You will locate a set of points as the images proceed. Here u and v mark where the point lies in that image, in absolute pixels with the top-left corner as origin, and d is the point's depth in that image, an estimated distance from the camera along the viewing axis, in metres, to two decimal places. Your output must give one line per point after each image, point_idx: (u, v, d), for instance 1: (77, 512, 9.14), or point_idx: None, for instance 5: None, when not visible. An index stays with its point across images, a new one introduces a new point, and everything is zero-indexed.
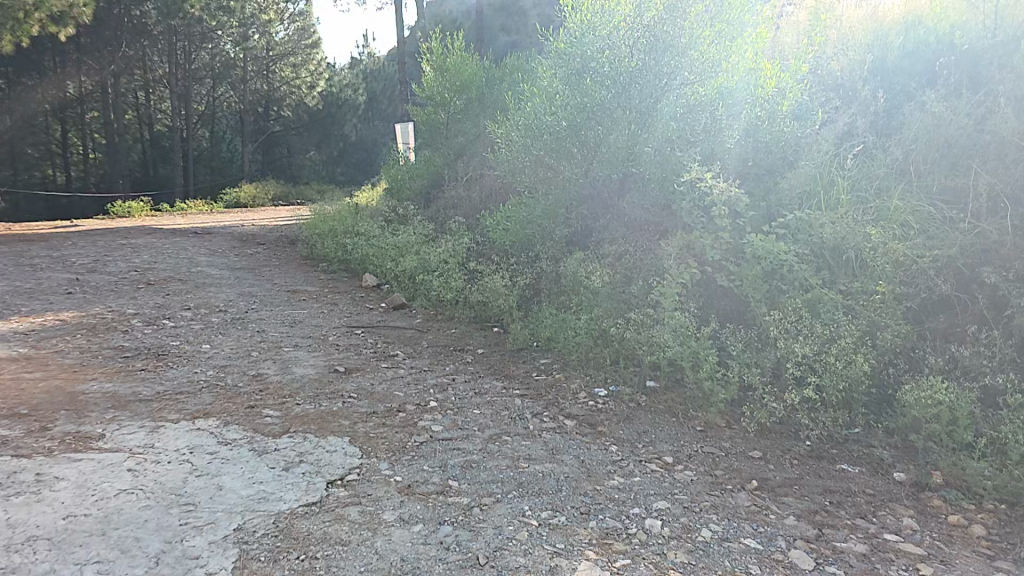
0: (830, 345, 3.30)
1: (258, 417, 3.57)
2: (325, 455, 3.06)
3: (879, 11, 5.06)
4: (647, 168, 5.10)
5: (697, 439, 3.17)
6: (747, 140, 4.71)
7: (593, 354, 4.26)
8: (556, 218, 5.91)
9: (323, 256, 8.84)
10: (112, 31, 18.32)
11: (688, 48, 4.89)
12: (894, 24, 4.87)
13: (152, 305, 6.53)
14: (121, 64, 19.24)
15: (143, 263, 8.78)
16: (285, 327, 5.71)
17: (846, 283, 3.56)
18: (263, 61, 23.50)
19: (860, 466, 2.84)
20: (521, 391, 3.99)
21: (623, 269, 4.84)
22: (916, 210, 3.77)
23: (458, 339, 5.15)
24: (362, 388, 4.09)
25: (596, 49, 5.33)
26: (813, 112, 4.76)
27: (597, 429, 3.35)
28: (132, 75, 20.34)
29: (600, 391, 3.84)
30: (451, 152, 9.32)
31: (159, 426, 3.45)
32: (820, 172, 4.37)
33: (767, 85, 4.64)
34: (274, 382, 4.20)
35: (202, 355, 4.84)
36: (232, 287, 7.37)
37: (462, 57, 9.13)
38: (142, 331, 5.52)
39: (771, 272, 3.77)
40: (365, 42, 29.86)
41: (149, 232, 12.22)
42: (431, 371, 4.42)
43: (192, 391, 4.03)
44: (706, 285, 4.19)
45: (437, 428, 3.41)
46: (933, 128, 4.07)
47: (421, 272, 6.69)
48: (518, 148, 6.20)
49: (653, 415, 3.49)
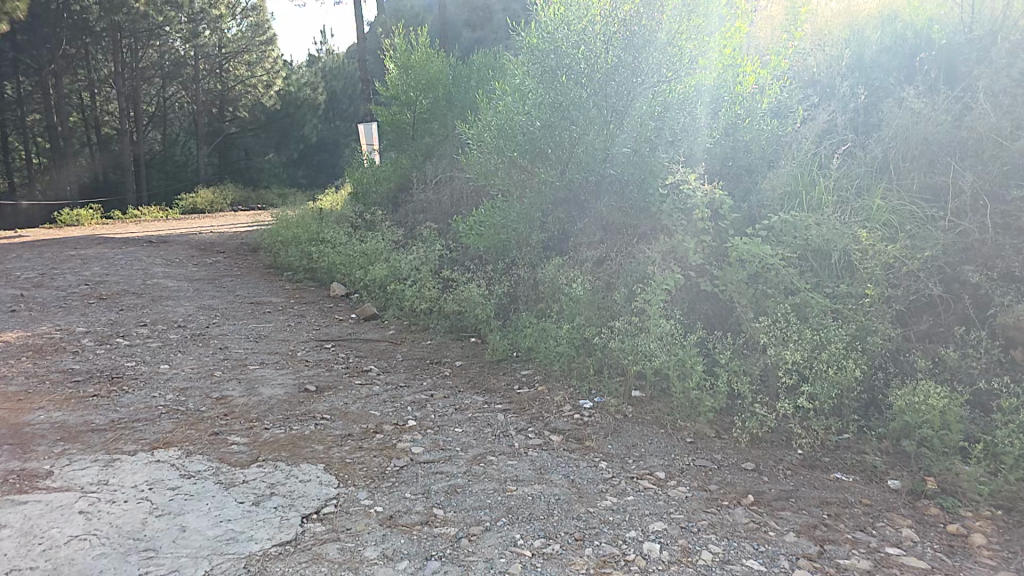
0: (820, 350, 3.28)
1: (224, 445, 3.35)
2: (299, 486, 2.86)
3: (854, 6, 5.34)
4: (626, 169, 5.05)
5: (687, 452, 3.10)
6: (727, 138, 4.85)
7: (575, 364, 4.19)
8: (532, 222, 5.78)
9: (287, 265, 8.56)
10: (49, 28, 17.36)
11: (666, 43, 4.80)
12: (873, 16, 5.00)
13: (105, 321, 6.17)
14: (62, 62, 18.51)
15: (94, 276, 8.33)
16: (250, 342, 5.45)
17: (833, 286, 3.58)
18: (214, 59, 23.26)
19: (854, 475, 2.81)
20: (504, 405, 3.88)
21: (604, 276, 4.77)
22: (899, 212, 3.88)
23: (435, 351, 5.00)
24: (336, 408, 3.90)
25: (571, 45, 5.20)
26: (793, 109, 4.92)
27: (585, 444, 3.26)
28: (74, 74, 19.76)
29: (585, 403, 3.78)
30: (418, 155, 9.11)
31: (114, 459, 3.19)
32: (801, 172, 4.50)
33: (746, 83, 4.71)
34: (240, 405, 3.96)
35: (160, 377, 4.56)
36: (191, 300, 7.04)
37: (427, 54, 8.95)
38: (94, 352, 5.19)
39: (756, 276, 3.75)
40: (324, 40, 29.27)
41: (101, 242, 11.64)
42: (408, 387, 4.25)
43: (150, 418, 3.76)
44: (689, 291, 4.15)
45: (417, 449, 3.25)
46: (912, 124, 4.18)
47: (392, 280, 6.51)
48: (494, 149, 6.06)
49: (641, 427, 3.43)
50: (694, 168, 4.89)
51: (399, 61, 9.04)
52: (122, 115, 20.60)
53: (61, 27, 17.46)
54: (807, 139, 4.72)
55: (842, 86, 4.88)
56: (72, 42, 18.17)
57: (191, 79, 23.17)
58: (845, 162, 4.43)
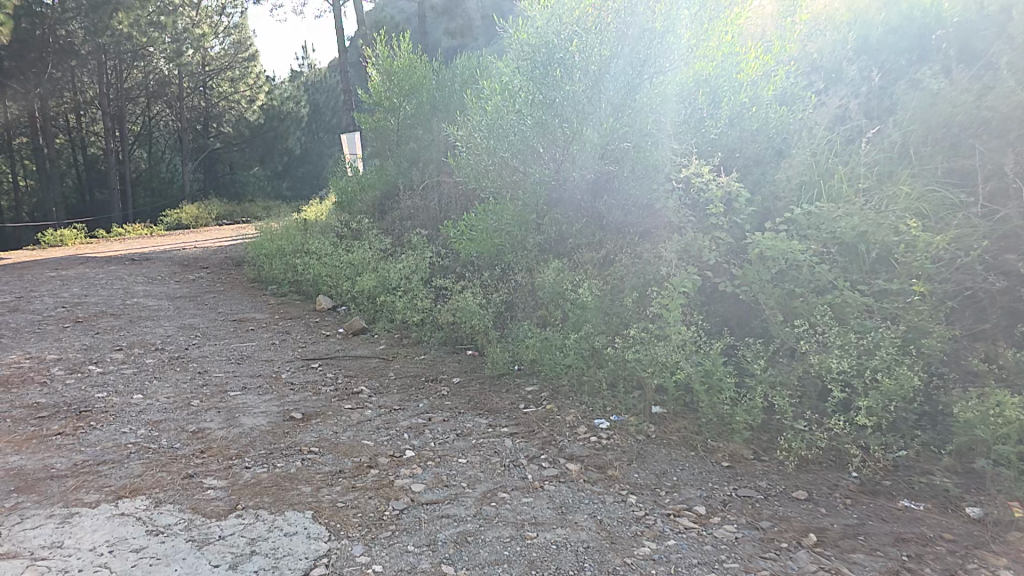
0: (869, 357, 2.90)
1: (197, 491, 2.93)
2: (284, 542, 2.45)
3: None
4: (630, 171, 4.66)
5: (725, 479, 2.72)
6: (732, 129, 4.34)
7: (585, 378, 3.81)
8: (529, 225, 5.40)
9: (272, 278, 8.12)
10: (36, 53, 16.59)
11: (665, 32, 4.42)
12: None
13: (78, 347, 5.71)
14: (49, 86, 17.83)
15: (72, 298, 7.87)
16: (231, 365, 5.02)
17: (871, 283, 3.19)
18: (200, 76, 22.86)
19: (923, 503, 2.47)
20: (510, 428, 3.48)
21: (611, 280, 4.36)
22: (927, 198, 3.48)
23: (430, 368, 4.59)
24: (323, 439, 3.48)
25: (563, 37, 4.90)
26: (802, 95, 4.33)
27: (608, 472, 2.88)
28: (62, 97, 19.20)
29: (601, 423, 3.40)
30: (403, 160, 8.67)
31: (72, 514, 2.76)
32: (814, 160, 3.99)
33: (750, 70, 4.19)
34: (217, 439, 3.54)
35: (132, 409, 4.12)
36: (171, 320, 6.58)
37: (410, 58, 8.54)
38: (63, 382, 4.74)
39: (781, 274, 3.34)
40: (306, 52, 28.93)
41: (80, 261, 11.13)
42: (402, 411, 3.84)
43: (117, 459, 3.33)
44: (706, 294, 3.78)
45: (418, 487, 2.85)
46: (930, 106, 3.80)
47: (381, 291, 6.10)
48: (484, 150, 5.71)
49: (668, 449, 3.06)
50: (708, 159, 4.37)
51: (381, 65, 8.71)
52: (108, 136, 20.22)
53: (48, 52, 16.75)
54: (818, 125, 4.15)
55: (850, 69, 4.32)
56: (58, 66, 17.51)
57: (176, 98, 22.92)
58: (865, 145, 3.94)
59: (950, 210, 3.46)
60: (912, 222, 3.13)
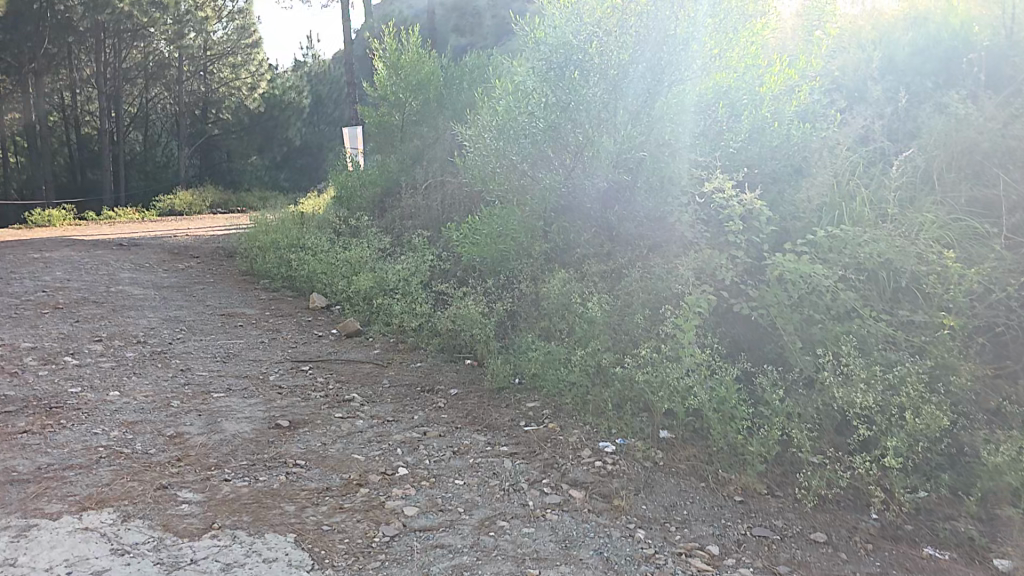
0: (894, 393, 2.77)
1: (171, 505, 2.72)
2: (262, 570, 2.26)
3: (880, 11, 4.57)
4: (644, 182, 4.53)
5: (738, 516, 2.60)
6: (752, 144, 4.15)
7: (591, 397, 3.65)
8: (533, 232, 5.21)
9: (264, 272, 7.87)
10: (32, 26, 16.22)
11: (689, 37, 4.32)
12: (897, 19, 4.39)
13: (55, 336, 5.45)
14: (44, 62, 17.26)
15: (54, 281, 7.59)
16: (216, 363, 4.80)
17: (895, 313, 3.05)
18: (200, 60, 22.73)
19: (949, 552, 2.35)
20: (510, 447, 3.30)
21: (621, 294, 4.20)
22: (952, 226, 3.36)
23: (426, 377, 4.40)
24: (311, 451, 3.28)
25: (581, 39, 4.76)
26: (824, 114, 4.17)
27: (614, 502, 2.73)
28: (58, 74, 18.86)
29: (606, 446, 3.24)
30: (406, 157, 8.49)
31: (30, 526, 2.55)
32: (839, 181, 3.81)
33: (774, 83, 4.13)
34: (196, 446, 3.32)
35: (107, 407, 3.88)
36: (155, 311, 6.34)
37: (417, 54, 8.36)
38: (36, 373, 4.49)
39: (800, 299, 3.23)
40: (310, 44, 28.70)
41: (67, 244, 10.83)
42: (397, 423, 3.64)
43: (86, 464, 3.11)
44: (721, 315, 3.64)
45: (410, 511, 2.67)
46: (955, 129, 3.66)
47: (377, 292, 5.90)
48: (492, 151, 5.53)
49: (677, 480, 2.91)
50: (730, 175, 4.14)
51: (389, 60, 8.52)
52: (101, 115, 19.91)
53: (46, 25, 16.41)
54: (840, 143, 3.93)
55: (876, 89, 4.18)
56: (55, 41, 17.05)
57: (174, 81, 22.62)
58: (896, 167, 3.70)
59: (973, 239, 3.34)
60: (947, 252, 3.00)
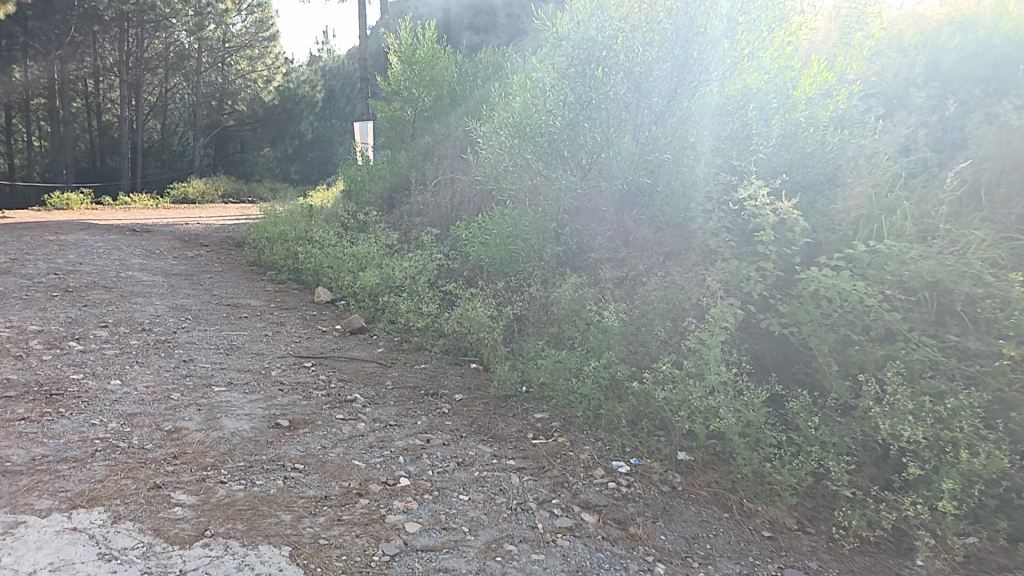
0: (944, 427, 2.55)
1: (163, 507, 2.56)
2: None
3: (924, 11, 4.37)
4: (666, 187, 4.34)
5: (767, 554, 2.43)
6: (781, 151, 3.90)
7: (603, 411, 3.46)
8: (545, 234, 5.03)
9: (271, 264, 7.77)
10: (61, 15, 16.87)
11: (721, 35, 4.09)
12: (943, 23, 4.15)
13: (62, 319, 5.35)
14: (69, 49, 17.97)
15: (66, 264, 7.53)
16: (219, 355, 4.66)
17: (946, 339, 2.83)
18: (219, 53, 22.48)
19: None
20: (518, 461, 3.13)
21: (638, 304, 4.00)
22: (1000, 244, 3.08)
23: (431, 380, 4.23)
24: (310, 454, 3.12)
25: (606, 34, 4.59)
26: (862, 121, 3.92)
27: (630, 530, 2.55)
28: (82, 61, 18.97)
29: (620, 466, 3.06)
30: (418, 153, 8.35)
31: (17, 522, 2.40)
32: (877, 192, 3.58)
33: (807, 87, 3.82)
34: (194, 443, 3.17)
35: (107, 396, 3.74)
36: (162, 299, 6.23)
37: (435, 49, 8.20)
38: (39, 358, 4.37)
39: (836, 318, 3.05)
40: (328, 39, 28.82)
41: (79, 227, 10.80)
42: (399, 428, 3.48)
43: (80, 457, 2.96)
44: (746, 331, 3.44)
45: (412, 528, 2.49)
46: (1005, 143, 3.40)
47: (383, 289, 5.75)
48: (506, 150, 5.32)
49: (697, 509, 2.73)
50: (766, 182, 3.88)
51: (404, 55, 8.38)
52: (122, 103, 20.02)
53: (73, 15, 17.03)
54: (879, 152, 3.71)
55: (917, 95, 4.00)
56: (82, 30, 17.73)
57: (194, 72, 22.66)
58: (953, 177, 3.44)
59: None
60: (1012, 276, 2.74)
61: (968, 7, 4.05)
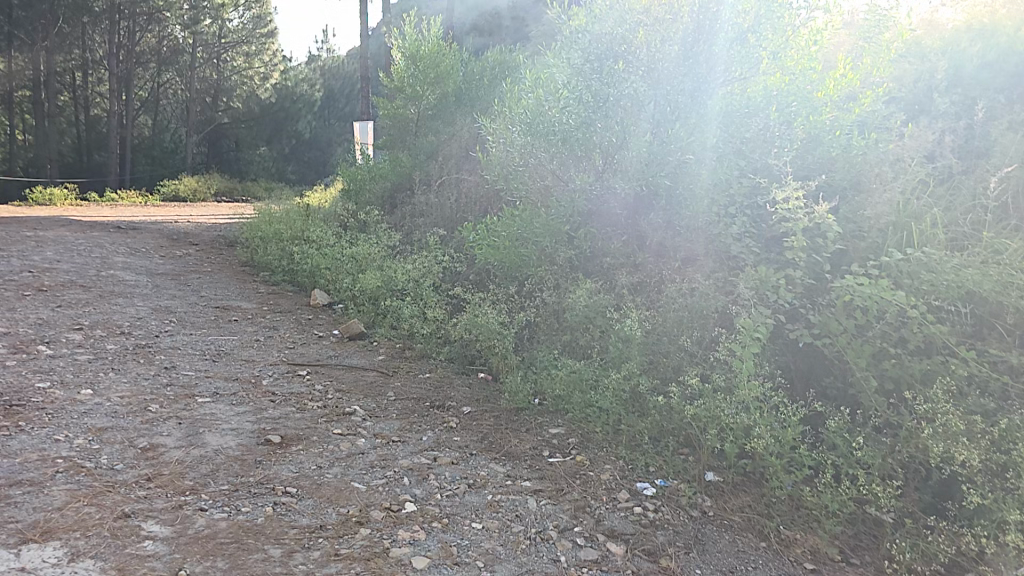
0: (1002, 451, 2.33)
1: (132, 541, 2.26)
2: None
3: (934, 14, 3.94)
4: (683, 188, 4.09)
5: None
6: (807, 154, 3.56)
7: (624, 428, 3.21)
8: (556, 236, 4.75)
9: (265, 264, 7.45)
10: (49, 5, 16.44)
11: (746, 31, 3.86)
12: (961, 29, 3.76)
13: (33, 321, 5.00)
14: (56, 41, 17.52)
15: (43, 261, 7.16)
16: (204, 362, 4.36)
17: (998, 355, 2.61)
18: (214, 48, 22.22)
19: None
20: (533, 483, 2.86)
21: (657, 311, 3.77)
22: None
23: (436, 391, 3.95)
24: (303, 475, 2.84)
25: (624, 29, 4.32)
26: (891, 126, 3.60)
27: (662, 565, 2.30)
28: (69, 53, 18.55)
29: (645, 488, 2.81)
30: (420, 153, 8.10)
31: None
32: (906, 200, 3.30)
33: (832, 91, 3.55)
34: (171, 463, 2.87)
35: (76, 408, 3.42)
36: (146, 300, 5.89)
37: (438, 46, 7.93)
38: (3, 363, 4.03)
39: (876, 330, 2.83)
40: (326, 38, 28.60)
41: (63, 223, 10.41)
42: (404, 445, 3.20)
43: (38, 479, 2.65)
44: (777, 342, 3.21)
45: (419, 563, 2.22)
46: None
47: (384, 293, 5.47)
48: (516, 148, 5.09)
49: (733, 539, 2.48)
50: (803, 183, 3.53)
51: (408, 50, 8.09)
52: (110, 97, 19.62)
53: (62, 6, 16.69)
54: (906, 158, 3.43)
55: (939, 100, 3.59)
56: (70, 21, 17.30)
57: (187, 68, 22.29)
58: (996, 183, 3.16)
59: None
60: None
61: (988, 12, 3.68)
